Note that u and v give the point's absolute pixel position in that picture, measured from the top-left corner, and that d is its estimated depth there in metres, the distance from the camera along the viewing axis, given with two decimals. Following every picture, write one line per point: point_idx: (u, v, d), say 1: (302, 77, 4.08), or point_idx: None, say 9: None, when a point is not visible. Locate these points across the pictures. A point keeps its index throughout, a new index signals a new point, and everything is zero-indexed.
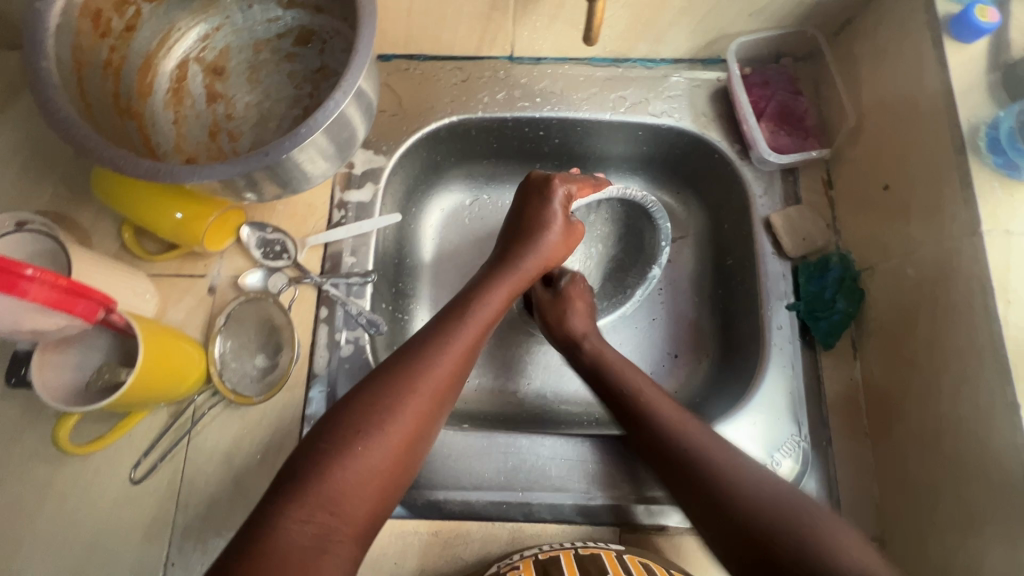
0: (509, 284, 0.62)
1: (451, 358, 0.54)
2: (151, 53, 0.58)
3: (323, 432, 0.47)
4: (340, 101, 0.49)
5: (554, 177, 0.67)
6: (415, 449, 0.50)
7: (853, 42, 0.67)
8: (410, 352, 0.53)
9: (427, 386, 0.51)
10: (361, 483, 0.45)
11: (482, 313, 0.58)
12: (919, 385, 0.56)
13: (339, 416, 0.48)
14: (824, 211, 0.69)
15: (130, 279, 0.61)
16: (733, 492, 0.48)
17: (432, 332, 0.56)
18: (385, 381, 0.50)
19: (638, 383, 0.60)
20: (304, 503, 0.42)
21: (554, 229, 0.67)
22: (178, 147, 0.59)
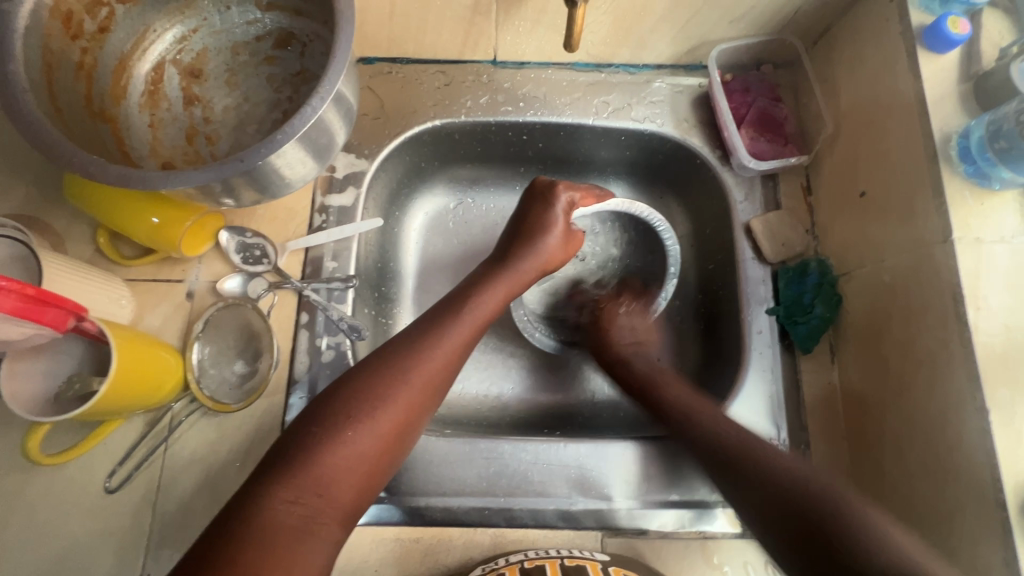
0: (506, 282, 0.62)
1: (446, 350, 0.54)
2: (126, 55, 0.57)
3: (315, 417, 0.47)
4: (318, 107, 0.48)
5: (558, 184, 0.68)
6: (404, 438, 0.50)
7: (831, 50, 0.68)
8: (406, 342, 0.53)
9: (420, 376, 0.51)
10: (349, 468, 0.45)
11: (478, 308, 0.59)
12: (893, 389, 0.57)
13: (331, 400, 0.48)
14: (802, 217, 0.70)
15: (105, 285, 0.60)
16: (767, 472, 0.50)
17: (424, 324, 0.56)
18: (379, 368, 0.50)
19: (676, 388, 0.62)
20: (293, 485, 0.43)
21: (555, 232, 0.67)
22: (153, 151, 0.58)
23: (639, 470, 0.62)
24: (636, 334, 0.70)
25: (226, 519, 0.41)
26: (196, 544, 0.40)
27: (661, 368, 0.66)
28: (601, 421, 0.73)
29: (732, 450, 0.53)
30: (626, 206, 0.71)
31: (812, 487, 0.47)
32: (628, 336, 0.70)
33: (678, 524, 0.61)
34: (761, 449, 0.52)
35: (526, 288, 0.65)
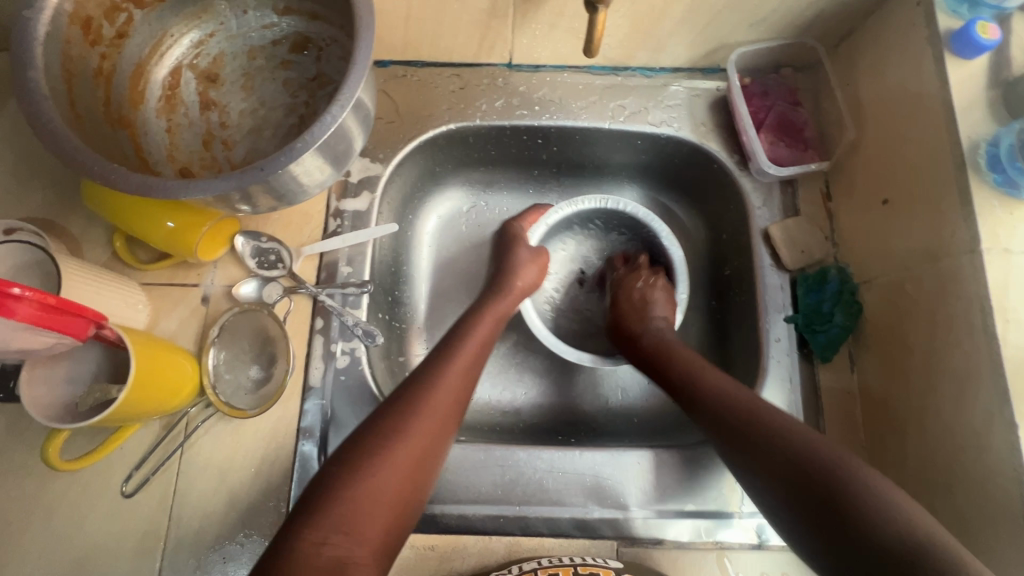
0: (495, 312, 0.65)
1: (448, 381, 0.55)
2: (144, 61, 0.57)
3: (333, 458, 0.47)
4: (337, 115, 0.48)
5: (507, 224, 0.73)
6: (425, 468, 0.49)
7: (853, 55, 0.67)
8: (410, 379, 0.55)
9: (430, 406, 0.52)
10: (372, 504, 0.45)
11: (472, 343, 0.60)
12: (916, 401, 0.56)
13: (346, 441, 0.48)
14: (822, 223, 0.69)
15: (122, 289, 0.60)
16: (768, 432, 0.49)
17: (428, 359, 0.58)
18: (389, 406, 0.51)
19: (685, 362, 0.61)
20: (317, 523, 0.42)
21: (521, 259, 0.70)
22: (171, 157, 0.58)
23: (655, 479, 0.62)
24: (648, 307, 0.69)
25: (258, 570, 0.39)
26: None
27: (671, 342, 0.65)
28: (616, 428, 0.73)
29: (740, 420, 0.52)
30: (573, 206, 0.74)
31: (818, 450, 0.46)
32: (639, 296, 0.70)
33: (695, 535, 0.60)
34: (759, 417, 0.51)
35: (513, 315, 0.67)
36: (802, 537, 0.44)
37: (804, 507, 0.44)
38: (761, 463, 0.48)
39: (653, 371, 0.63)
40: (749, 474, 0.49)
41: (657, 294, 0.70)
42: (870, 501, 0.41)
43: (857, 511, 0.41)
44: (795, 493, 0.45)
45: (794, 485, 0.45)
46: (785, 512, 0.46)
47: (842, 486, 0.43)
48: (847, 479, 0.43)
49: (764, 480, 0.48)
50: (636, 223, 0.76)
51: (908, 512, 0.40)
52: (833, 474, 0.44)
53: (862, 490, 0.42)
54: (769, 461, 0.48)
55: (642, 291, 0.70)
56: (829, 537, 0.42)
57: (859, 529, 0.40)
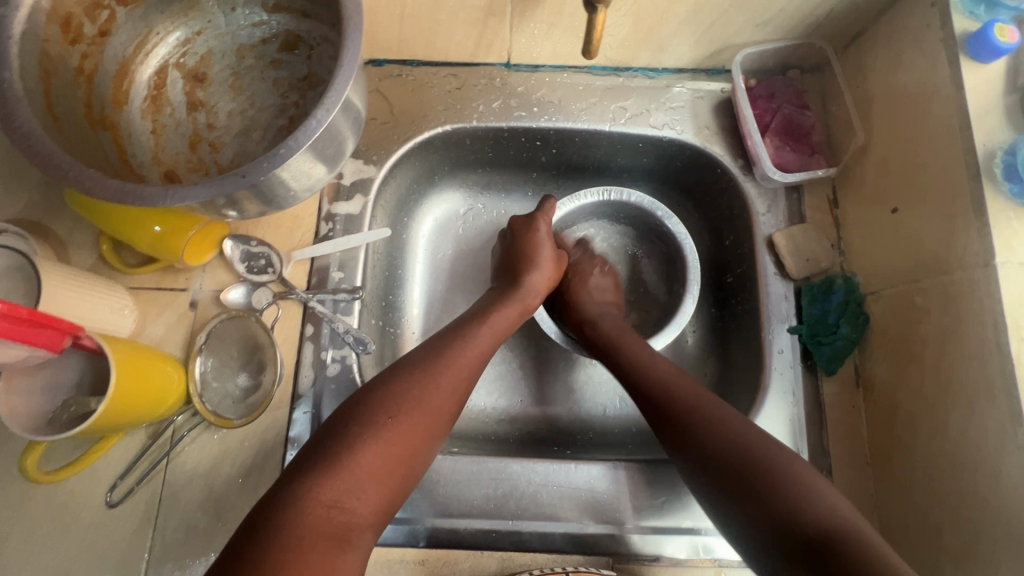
0: (519, 299, 0.63)
1: (467, 360, 0.55)
2: (129, 60, 0.55)
3: (353, 417, 0.47)
4: (323, 118, 0.46)
5: (536, 215, 0.69)
6: (432, 443, 0.50)
7: (863, 57, 0.65)
8: (431, 353, 0.54)
9: (446, 385, 0.52)
10: (382, 472, 0.45)
11: (492, 325, 0.60)
12: (924, 418, 0.54)
13: (366, 403, 0.48)
14: (828, 231, 0.67)
15: (108, 294, 0.59)
16: (702, 424, 0.51)
17: (448, 336, 0.57)
18: (411, 376, 0.51)
19: (639, 348, 0.61)
20: (333, 484, 0.43)
21: (547, 245, 0.68)
22: (156, 159, 0.56)
23: (652, 494, 0.60)
24: (604, 296, 0.70)
25: (264, 520, 0.40)
26: (232, 545, 0.39)
27: (627, 330, 0.65)
28: (614, 439, 0.71)
29: (685, 410, 0.52)
30: (574, 201, 0.72)
31: (748, 449, 0.48)
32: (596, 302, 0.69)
33: (692, 553, 0.58)
34: (709, 417, 0.51)
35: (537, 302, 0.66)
36: (750, 547, 0.45)
37: (739, 497, 0.46)
38: (701, 449, 0.49)
39: (602, 358, 0.64)
40: (689, 465, 0.50)
41: (610, 283, 0.72)
42: (788, 488, 0.44)
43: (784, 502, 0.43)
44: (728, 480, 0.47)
45: (726, 477, 0.47)
46: (719, 503, 0.48)
47: (773, 482, 0.45)
48: (775, 479, 0.45)
49: (706, 480, 0.49)
50: (642, 212, 0.73)
51: (838, 508, 0.43)
52: (764, 474, 0.46)
53: (789, 485, 0.44)
54: (706, 450, 0.49)
55: (597, 280, 0.71)
56: (765, 536, 0.43)
57: (790, 519, 0.42)
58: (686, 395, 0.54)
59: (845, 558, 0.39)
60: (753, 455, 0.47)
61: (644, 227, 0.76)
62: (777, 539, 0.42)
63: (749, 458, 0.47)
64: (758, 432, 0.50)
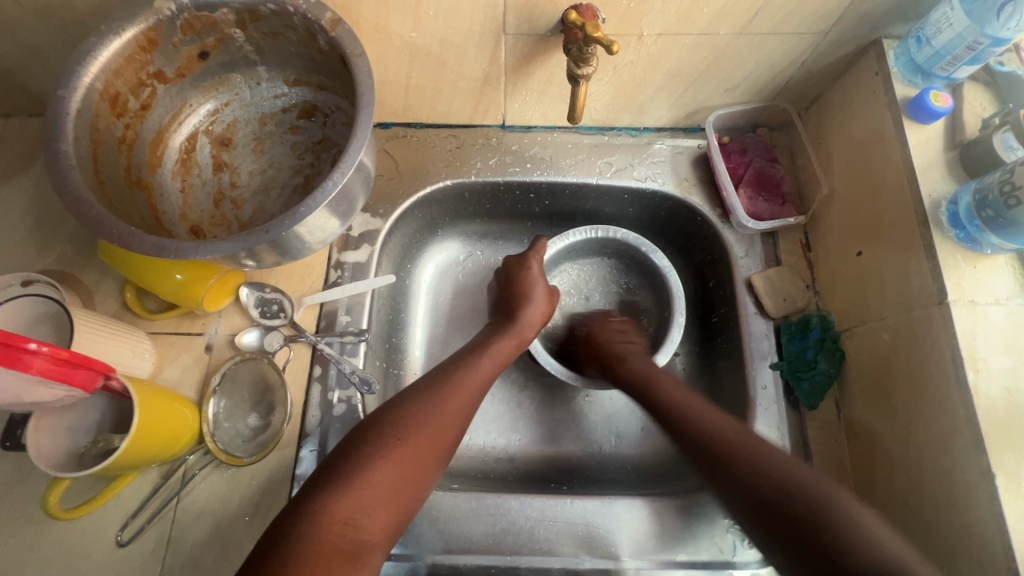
0: (516, 334, 0.67)
1: (469, 387, 0.58)
2: (165, 128, 0.62)
3: (364, 439, 0.51)
4: (339, 180, 0.52)
5: (528, 256, 0.74)
6: (437, 466, 0.53)
7: (823, 117, 0.72)
8: (434, 381, 0.58)
9: (450, 411, 0.55)
10: (392, 492, 0.48)
11: (493, 356, 0.64)
12: (898, 448, 0.57)
13: (376, 426, 0.52)
14: (803, 273, 0.72)
15: (129, 339, 0.63)
16: (693, 425, 0.57)
17: (450, 366, 0.61)
18: (418, 401, 0.55)
19: (662, 389, 0.63)
20: (348, 501, 0.46)
21: (540, 284, 0.72)
22: (183, 216, 0.61)
23: (645, 528, 0.62)
24: (626, 334, 0.72)
25: (283, 533, 0.43)
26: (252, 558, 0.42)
27: (658, 368, 0.66)
28: (610, 476, 0.73)
29: (720, 446, 0.54)
30: (566, 240, 0.77)
31: (777, 471, 0.50)
32: (618, 339, 0.72)
33: None
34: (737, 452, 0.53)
35: (534, 335, 0.70)
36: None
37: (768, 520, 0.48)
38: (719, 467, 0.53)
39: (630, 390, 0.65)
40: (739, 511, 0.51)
41: (631, 329, 0.74)
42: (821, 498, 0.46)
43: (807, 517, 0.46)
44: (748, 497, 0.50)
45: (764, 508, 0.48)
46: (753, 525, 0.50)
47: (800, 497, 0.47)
48: (804, 494, 0.47)
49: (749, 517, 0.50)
50: (625, 247, 0.79)
51: (858, 518, 0.45)
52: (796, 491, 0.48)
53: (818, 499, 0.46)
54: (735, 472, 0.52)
55: (617, 325, 0.74)
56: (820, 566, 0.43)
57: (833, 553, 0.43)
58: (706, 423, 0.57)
59: None
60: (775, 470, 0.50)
61: (629, 260, 0.81)
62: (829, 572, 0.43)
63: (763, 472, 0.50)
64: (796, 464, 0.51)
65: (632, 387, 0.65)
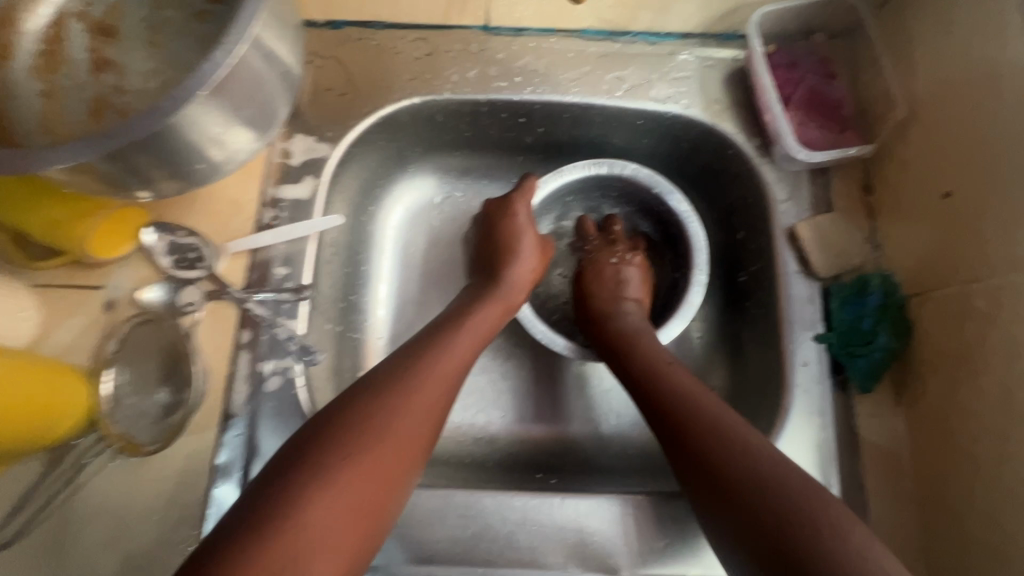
0: (497, 300, 0.54)
1: (443, 376, 0.45)
2: (16, 8, 0.46)
3: (301, 460, 0.37)
4: (223, 61, 0.36)
5: (514, 199, 0.59)
6: (401, 488, 0.40)
7: (904, 15, 0.55)
8: (396, 367, 0.45)
9: (412, 407, 0.42)
10: (340, 533, 0.36)
11: (471, 329, 0.50)
12: (986, 448, 0.44)
13: (320, 441, 0.39)
14: (861, 222, 0.57)
15: (2, 293, 0.49)
16: (682, 400, 0.46)
17: (417, 345, 0.47)
18: (377, 400, 0.42)
19: (648, 355, 0.52)
20: (272, 561, 0.33)
21: (528, 235, 0.58)
22: (47, 128, 0.45)
23: (653, 536, 0.50)
24: (623, 287, 0.60)
25: None
26: None
27: (646, 331, 0.55)
28: (608, 465, 0.61)
29: (707, 432, 0.43)
30: (559, 180, 0.62)
31: (773, 473, 0.39)
32: (611, 287, 0.60)
33: None
34: (727, 440, 0.42)
35: (521, 300, 0.56)
36: None
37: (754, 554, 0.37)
38: (705, 471, 0.42)
39: (614, 359, 0.54)
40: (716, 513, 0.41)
41: (632, 274, 0.61)
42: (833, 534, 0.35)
43: (812, 563, 0.34)
44: (739, 519, 0.39)
45: (746, 510, 0.38)
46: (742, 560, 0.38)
47: (813, 535, 0.35)
48: (827, 535, 0.35)
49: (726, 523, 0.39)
50: (635, 186, 0.63)
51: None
52: (813, 528, 0.36)
53: (839, 546, 0.34)
54: (730, 489, 0.40)
55: (616, 269, 0.61)
56: None
57: None
58: (703, 414, 0.44)
59: None
60: (782, 493, 0.38)
61: (641, 205, 0.66)
62: None
63: (771, 496, 0.38)
64: (796, 469, 0.40)
65: (613, 347, 0.54)
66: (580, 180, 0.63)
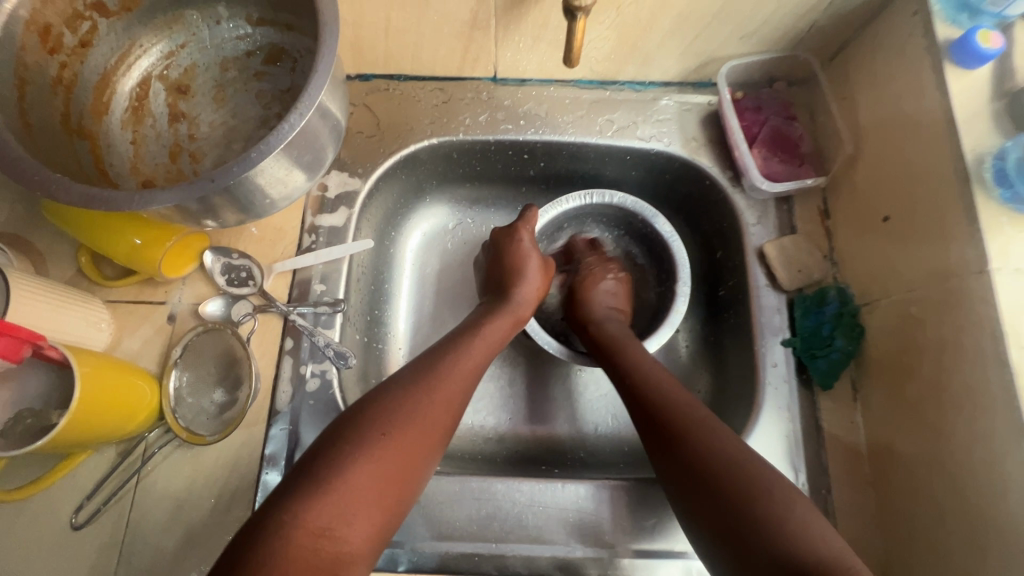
0: (508, 314, 0.62)
1: (461, 373, 0.54)
2: (110, 70, 0.55)
3: (343, 435, 0.46)
4: (296, 123, 0.45)
5: (519, 226, 0.68)
6: (427, 464, 0.48)
7: (848, 68, 0.65)
8: (423, 366, 0.53)
9: (439, 400, 0.50)
10: (375, 495, 0.43)
11: (486, 336, 0.59)
12: (924, 433, 0.52)
13: (357, 421, 0.47)
14: (820, 242, 0.66)
15: (84, 306, 0.58)
16: (661, 402, 0.53)
17: (440, 349, 0.56)
18: (405, 391, 0.50)
19: (632, 360, 0.59)
20: (321, 511, 0.40)
21: (533, 258, 0.67)
22: (134, 169, 0.55)
23: (644, 514, 0.57)
24: (609, 299, 0.69)
25: (243, 550, 0.38)
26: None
27: (632, 338, 0.63)
28: (605, 459, 0.68)
29: (685, 429, 0.50)
30: (555, 209, 0.71)
31: (738, 463, 0.46)
32: (602, 299, 0.68)
33: None
34: (703, 434, 0.49)
35: (530, 313, 0.65)
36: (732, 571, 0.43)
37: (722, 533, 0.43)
38: (682, 460, 0.48)
39: (603, 360, 0.62)
40: (686, 495, 0.47)
41: (619, 295, 0.70)
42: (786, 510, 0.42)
43: (768, 533, 0.41)
44: (709, 500, 0.45)
45: (714, 493, 0.45)
46: (706, 535, 0.45)
47: (768, 514, 0.42)
48: (777, 513, 0.42)
49: (694, 503, 0.46)
50: (624, 211, 0.72)
51: (828, 547, 0.40)
52: (769, 507, 0.43)
53: (786, 521, 0.42)
54: (704, 475, 0.46)
55: (608, 283, 0.69)
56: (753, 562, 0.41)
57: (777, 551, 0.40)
58: (678, 412, 0.51)
59: None
60: (747, 479, 0.45)
61: (630, 229, 0.75)
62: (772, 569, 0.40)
63: (738, 480, 0.45)
64: (758, 459, 0.47)
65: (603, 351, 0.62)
66: (574, 209, 0.72)
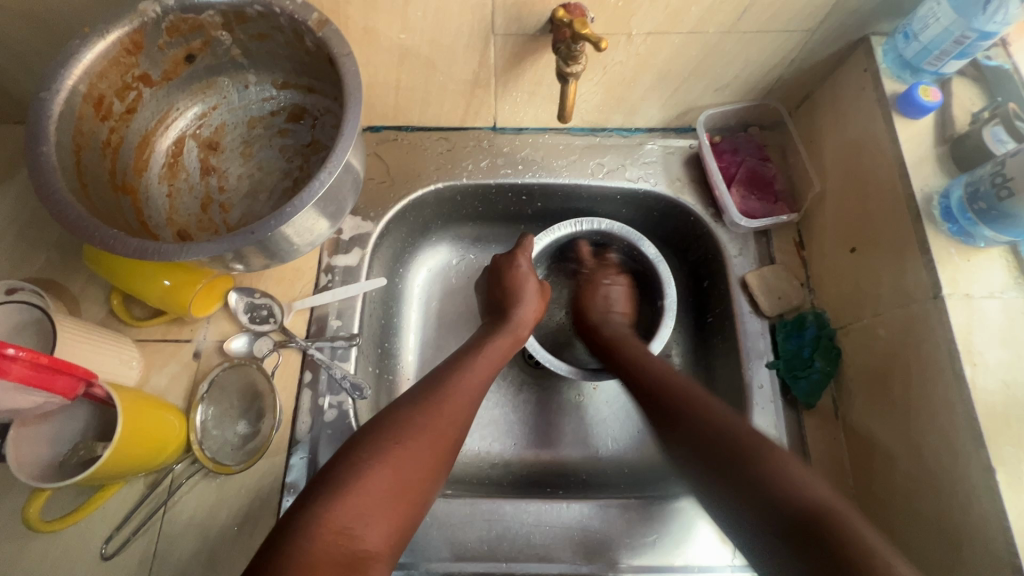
0: (509, 332, 0.67)
1: (468, 387, 0.58)
2: (150, 132, 0.61)
3: (360, 444, 0.50)
4: (325, 180, 0.51)
5: (516, 254, 0.73)
6: (439, 468, 0.52)
7: (814, 116, 0.72)
8: (430, 381, 0.57)
9: (447, 412, 0.55)
10: (389, 498, 0.47)
11: (488, 354, 0.63)
12: (898, 444, 0.56)
13: (372, 433, 0.51)
14: (797, 272, 0.71)
15: (118, 346, 0.62)
16: (663, 394, 0.59)
17: (445, 366, 0.60)
18: (414, 403, 0.54)
19: (631, 354, 0.66)
20: (340, 512, 0.44)
21: (530, 282, 0.72)
22: (170, 220, 0.61)
23: (645, 532, 0.61)
24: (609, 305, 0.74)
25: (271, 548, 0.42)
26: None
27: (628, 334, 0.70)
28: (606, 479, 0.72)
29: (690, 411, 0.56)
30: (551, 237, 0.77)
31: (737, 433, 0.52)
32: (599, 301, 0.75)
33: None
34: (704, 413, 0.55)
35: (528, 332, 0.69)
36: (737, 520, 0.49)
37: (784, 530, 0.44)
38: (689, 438, 0.54)
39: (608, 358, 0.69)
40: (688, 462, 0.54)
41: (619, 294, 0.75)
42: (778, 477, 0.47)
43: (757, 480, 0.48)
44: (710, 470, 0.51)
45: (711, 463, 0.51)
46: (710, 493, 0.52)
47: (762, 468, 0.48)
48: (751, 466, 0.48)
49: (700, 465, 0.52)
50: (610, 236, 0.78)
51: (806, 486, 0.46)
52: (755, 463, 0.49)
53: (771, 468, 0.48)
54: (699, 442, 0.53)
55: (605, 289, 0.76)
56: (757, 509, 0.47)
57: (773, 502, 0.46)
58: (676, 398, 0.58)
59: (832, 526, 0.42)
60: (744, 446, 0.50)
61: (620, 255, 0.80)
62: (766, 518, 0.46)
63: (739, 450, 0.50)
64: (749, 426, 0.53)
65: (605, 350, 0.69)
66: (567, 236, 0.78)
